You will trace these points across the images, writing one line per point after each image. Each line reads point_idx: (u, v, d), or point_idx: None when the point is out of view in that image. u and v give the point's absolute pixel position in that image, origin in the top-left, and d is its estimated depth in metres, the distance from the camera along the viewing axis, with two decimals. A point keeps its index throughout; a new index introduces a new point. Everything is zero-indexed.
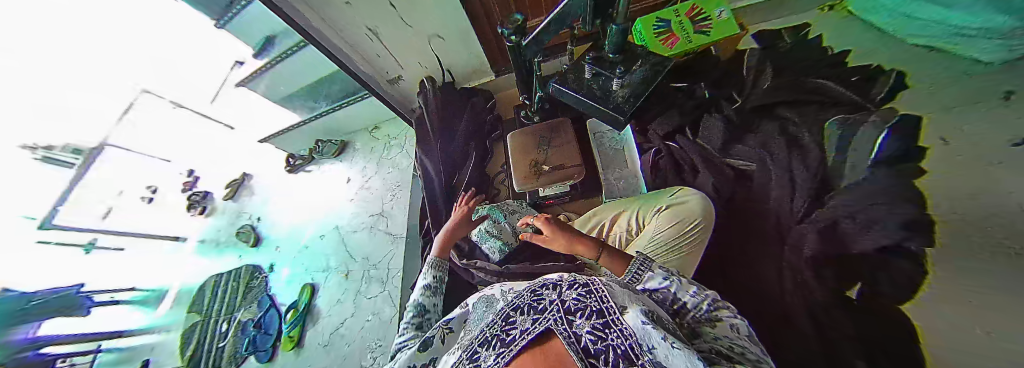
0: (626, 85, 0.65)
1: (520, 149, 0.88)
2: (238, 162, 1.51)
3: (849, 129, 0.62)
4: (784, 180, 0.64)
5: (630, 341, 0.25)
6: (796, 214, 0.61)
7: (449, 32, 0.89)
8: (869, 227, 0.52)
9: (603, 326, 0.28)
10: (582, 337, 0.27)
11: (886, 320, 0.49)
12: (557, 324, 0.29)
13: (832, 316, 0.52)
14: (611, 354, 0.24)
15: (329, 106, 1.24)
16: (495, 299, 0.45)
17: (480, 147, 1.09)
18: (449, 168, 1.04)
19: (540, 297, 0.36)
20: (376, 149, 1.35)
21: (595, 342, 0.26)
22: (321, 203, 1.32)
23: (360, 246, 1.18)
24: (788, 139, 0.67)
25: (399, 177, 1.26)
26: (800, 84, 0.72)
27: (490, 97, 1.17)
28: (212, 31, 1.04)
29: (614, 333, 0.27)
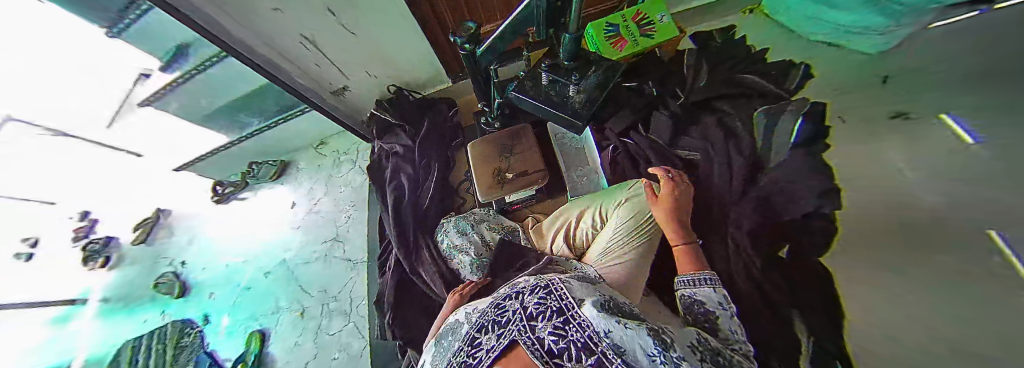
0: (582, 90, 0.67)
1: (481, 158, 0.87)
2: (150, 198, 1.22)
3: (772, 117, 0.69)
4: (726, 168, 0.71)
5: (586, 331, 0.33)
6: (735, 192, 0.68)
7: (397, 40, 0.85)
8: (794, 199, 0.60)
9: (563, 325, 0.34)
10: (547, 340, 0.33)
11: (807, 271, 0.57)
12: (523, 335, 0.34)
13: (771, 278, 0.59)
14: (574, 349, 0.31)
15: (262, 123, 1.10)
16: (458, 320, 0.48)
17: (441, 156, 1.05)
18: (411, 183, 1.00)
19: (502, 308, 0.40)
20: (325, 167, 1.24)
21: (557, 342, 0.32)
22: (262, 233, 1.18)
23: (314, 278, 1.07)
24: (725, 130, 0.74)
25: (354, 196, 1.18)
26: (730, 81, 0.80)
27: (452, 104, 1.14)
28: (102, 42, 0.81)
29: (572, 327, 0.34)
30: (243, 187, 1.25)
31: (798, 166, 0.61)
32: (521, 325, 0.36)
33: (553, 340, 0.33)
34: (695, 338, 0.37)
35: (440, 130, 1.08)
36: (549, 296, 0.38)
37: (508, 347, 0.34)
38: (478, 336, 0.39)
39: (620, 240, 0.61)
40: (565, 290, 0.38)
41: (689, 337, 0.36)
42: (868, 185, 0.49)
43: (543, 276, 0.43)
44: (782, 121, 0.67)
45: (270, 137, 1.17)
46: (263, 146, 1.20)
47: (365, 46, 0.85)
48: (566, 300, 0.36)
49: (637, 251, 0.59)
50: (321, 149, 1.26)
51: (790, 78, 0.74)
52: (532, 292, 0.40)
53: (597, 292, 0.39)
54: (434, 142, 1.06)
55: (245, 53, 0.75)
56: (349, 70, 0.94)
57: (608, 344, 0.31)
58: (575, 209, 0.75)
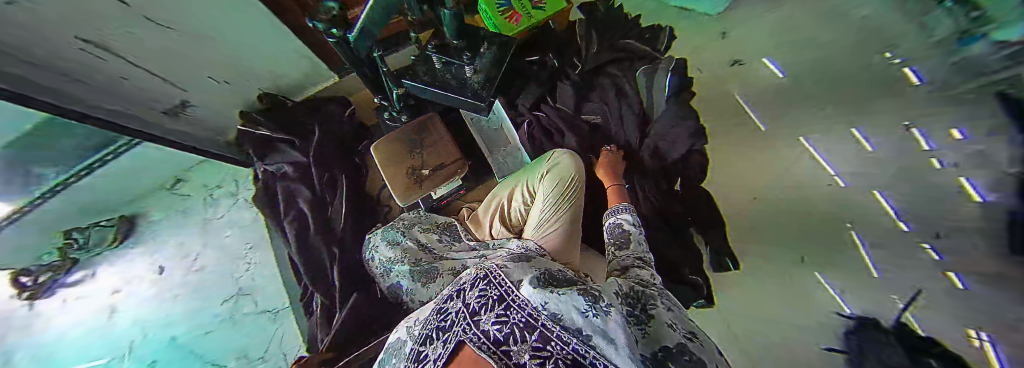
0: (478, 70, 0.65)
1: (390, 159, 0.80)
2: None
3: (650, 76, 0.79)
4: (626, 127, 0.80)
5: (525, 310, 0.33)
6: (632, 145, 0.78)
7: (247, 29, 0.68)
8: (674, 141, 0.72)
9: (504, 312, 0.33)
10: (492, 331, 0.32)
11: (694, 196, 0.70)
12: (468, 333, 0.32)
13: (671, 208, 0.72)
14: (518, 331, 0.31)
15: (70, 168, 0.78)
16: (398, 337, 0.42)
17: (348, 166, 0.92)
18: (314, 204, 0.87)
19: (443, 312, 0.37)
20: (193, 211, 0.96)
21: (503, 330, 0.32)
22: (123, 319, 0.84)
23: (225, 347, 0.84)
24: (618, 92, 0.82)
25: (247, 236, 0.95)
26: (615, 46, 0.87)
27: (345, 102, 0.97)
28: None
29: (513, 310, 0.33)
30: (71, 267, 0.86)
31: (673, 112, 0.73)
32: (465, 324, 0.34)
33: (498, 328, 0.32)
34: (616, 285, 0.38)
35: (338, 135, 0.93)
36: (488, 285, 0.36)
37: (456, 350, 0.32)
38: (421, 348, 0.36)
39: (549, 209, 0.62)
40: (503, 275, 0.37)
41: (612, 287, 0.37)
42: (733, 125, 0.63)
43: (478, 266, 0.40)
44: (658, 75, 0.78)
45: (84, 189, 0.83)
46: (88, 204, 0.86)
47: (196, 44, 0.66)
48: (505, 285, 0.35)
49: (565, 218, 0.61)
50: (179, 189, 0.98)
51: (661, 37, 0.82)
52: (471, 286, 0.38)
53: (532, 268, 0.39)
54: (335, 151, 0.91)
55: (30, 92, 0.53)
56: (186, 81, 0.73)
57: (547, 315, 0.32)
58: (505, 190, 0.74)
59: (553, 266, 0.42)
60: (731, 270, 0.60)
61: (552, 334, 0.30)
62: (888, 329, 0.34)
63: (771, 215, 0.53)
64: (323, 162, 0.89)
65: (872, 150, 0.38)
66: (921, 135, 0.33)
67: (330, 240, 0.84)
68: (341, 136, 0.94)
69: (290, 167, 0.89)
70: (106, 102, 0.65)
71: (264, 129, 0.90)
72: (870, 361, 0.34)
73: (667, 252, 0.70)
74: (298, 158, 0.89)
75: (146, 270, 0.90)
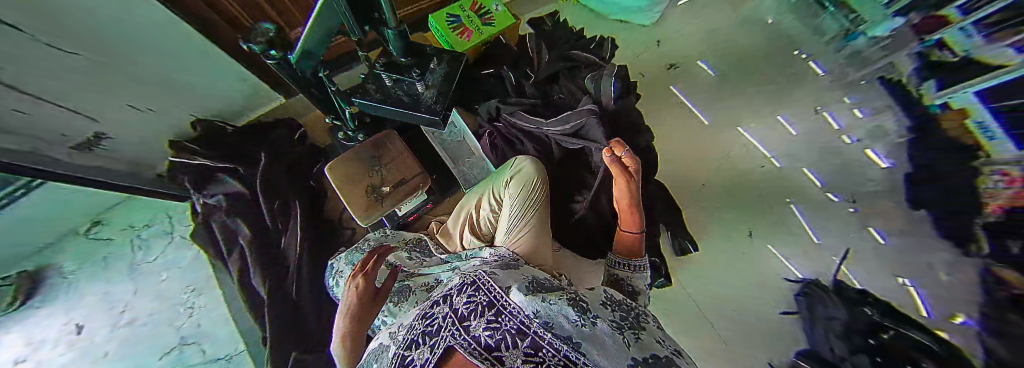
0: (433, 86, 0.66)
1: (347, 180, 0.76)
2: None
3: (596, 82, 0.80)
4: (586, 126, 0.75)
5: (517, 318, 0.29)
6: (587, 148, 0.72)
7: (149, 34, 0.62)
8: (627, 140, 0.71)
9: (496, 319, 0.29)
10: (482, 338, 0.27)
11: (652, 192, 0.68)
12: (457, 339, 0.28)
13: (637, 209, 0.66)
14: (508, 338, 0.27)
15: None
16: (382, 339, 0.37)
17: (303, 190, 0.86)
18: (267, 235, 0.80)
19: (429, 317, 0.32)
20: (116, 256, 0.84)
21: (493, 337, 0.27)
22: None
23: None
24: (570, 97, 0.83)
25: (188, 277, 0.85)
26: (564, 57, 0.90)
27: (294, 125, 0.94)
28: None
29: (505, 317, 0.29)
30: None
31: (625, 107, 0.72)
32: (453, 330, 0.29)
33: (489, 334, 0.27)
34: (604, 294, 0.37)
35: (290, 159, 0.88)
36: (477, 291, 0.33)
37: (444, 358, 0.27)
38: (407, 353, 0.30)
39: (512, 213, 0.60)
40: (490, 282, 0.34)
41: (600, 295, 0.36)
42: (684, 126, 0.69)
43: (463, 274, 0.37)
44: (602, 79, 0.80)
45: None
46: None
47: (109, 67, 0.62)
48: (494, 292, 0.32)
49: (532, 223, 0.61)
50: (96, 232, 0.85)
51: (606, 47, 0.87)
52: (459, 292, 0.34)
53: (523, 276, 0.37)
54: (285, 177, 0.86)
55: None
56: (99, 110, 0.67)
57: (539, 323, 0.28)
58: (473, 200, 0.73)
59: (541, 274, 0.40)
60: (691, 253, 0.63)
61: (542, 341, 0.26)
62: (829, 287, 0.37)
63: (719, 198, 0.59)
64: (277, 189, 0.84)
65: (794, 133, 0.47)
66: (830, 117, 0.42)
67: (284, 272, 0.77)
68: (292, 160, 0.88)
69: (232, 197, 0.82)
70: (12, 143, 0.56)
71: (202, 158, 0.82)
72: (818, 319, 0.36)
73: None
74: (240, 190, 0.82)
75: (59, 332, 0.76)
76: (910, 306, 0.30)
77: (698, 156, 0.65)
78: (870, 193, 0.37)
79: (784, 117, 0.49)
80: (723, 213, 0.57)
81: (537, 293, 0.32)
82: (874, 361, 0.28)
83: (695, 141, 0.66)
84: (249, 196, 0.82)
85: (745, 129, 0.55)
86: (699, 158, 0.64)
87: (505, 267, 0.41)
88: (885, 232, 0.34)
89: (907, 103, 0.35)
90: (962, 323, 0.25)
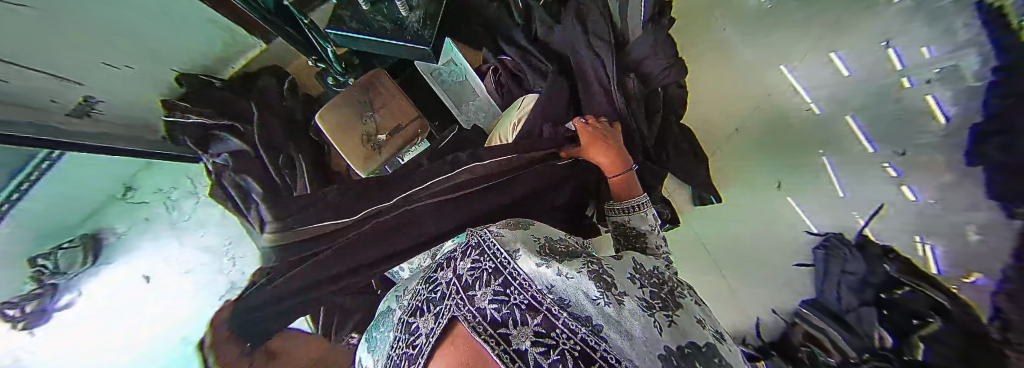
0: (416, 7, 0.65)
1: (340, 131, 0.74)
2: None
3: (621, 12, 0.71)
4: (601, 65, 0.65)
5: (529, 291, 0.31)
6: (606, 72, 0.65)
7: None
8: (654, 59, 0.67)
9: (502, 290, 0.32)
10: (488, 310, 0.30)
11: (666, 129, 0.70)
12: (461, 310, 0.32)
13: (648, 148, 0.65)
14: (518, 313, 0.30)
15: None
16: (389, 304, 0.44)
17: (304, 145, 0.84)
18: (274, 193, 0.81)
19: (433, 284, 0.38)
20: (154, 218, 0.87)
21: (499, 310, 0.30)
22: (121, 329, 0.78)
23: None
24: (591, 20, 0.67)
25: (225, 232, 0.95)
26: None
27: (280, 75, 0.90)
28: None
29: (514, 291, 0.32)
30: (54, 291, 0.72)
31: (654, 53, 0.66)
32: (457, 299, 0.33)
33: (495, 308, 0.30)
34: (633, 265, 0.38)
35: (284, 114, 0.85)
36: (482, 258, 0.36)
37: (447, 326, 0.32)
38: (412, 320, 0.36)
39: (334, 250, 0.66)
40: (496, 247, 0.37)
41: (627, 267, 0.37)
42: (715, 59, 0.63)
43: (467, 236, 0.41)
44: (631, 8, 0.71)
45: None
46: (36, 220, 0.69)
47: (65, 22, 0.55)
48: (499, 258, 0.35)
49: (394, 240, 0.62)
50: (134, 196, 0.86)
51: None
52: (465, 257, 0.38)
53: (535, 238, 0.39)
54: (282, 132, 0.83)
55: None
56: (76, 73, 0.62)
57: (552, 299, 0.31)
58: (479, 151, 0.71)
59: (552, 232, 0.42)
60: (712, 203, 0.63)
61: (557, 320, 0.28)
62: (850, 241, 0.39)
63: (751, 144, 0.56)
64: (277, 144, 0.82)
65: (847, 74, 0.40)
66: (896, 55, 0.34)
67: None
68: (283, 112, 0.85)
69: (236, 156, 0.80)
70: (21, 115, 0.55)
71: (198, 115, 0.80)
72: (831, 274, 0.39)
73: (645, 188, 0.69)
74: (242, 148, 0.81)
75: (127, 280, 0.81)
76: (921, 262, 0.31)
77: (735, 98, 0.59)
78: (917, 145, 0.32)
79: (839, 56, 0.41)
80: (762, 169, 0.54)
81: (548, 261, 0.34)
82: (885, 314, 0.32)
83: (733, 80, 0.60)
84: (249, 154, 0.81)
85: (790, 70, 0.49)
86: (734, 103, 0.60)
87: (515, 225, 0.42)
88: (919, 189, 0.32)
89: (997, 35, 0.25)
90: (972, 282, 0.26)
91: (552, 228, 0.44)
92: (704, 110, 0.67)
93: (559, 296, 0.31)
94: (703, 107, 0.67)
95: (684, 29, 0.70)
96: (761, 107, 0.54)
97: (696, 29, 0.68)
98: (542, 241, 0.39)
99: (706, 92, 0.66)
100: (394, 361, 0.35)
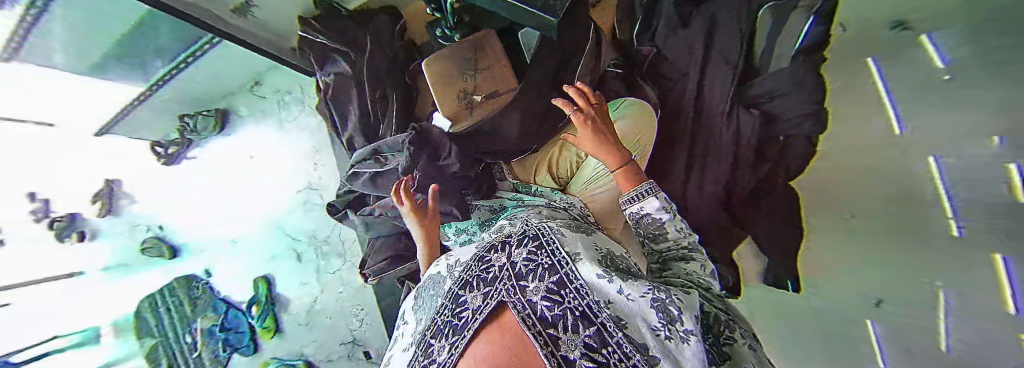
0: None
1: (440, 79, 0.80)
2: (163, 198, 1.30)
3: (768, 48, 0.64)
4: (715, 98, 0.72)
5: (585, 299, 0.32)
6: (723, 104, 0.71)
7: None
8: (779, 95, 0.64)
9: (556, 290, 0.33)
10: (538, 306, 0.32)
11: (770, 177, 0.68)
12: (511, 297, 0.33)
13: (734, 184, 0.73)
14: (569, 318, 0.31)
15: (169, 64, 1.02)
16: (439, 271, 0.47)
17: (398, 86, 0.90)
18: (363, 122, 0.89)
19: (485, 265, 0.40)
20: (270, 111, 1.21)
21: (552, 308, 0.31)
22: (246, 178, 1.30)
23: (299, 228, 1.25)
24: (725, 48, 0.70)
25: (314, 140, 1.20)
26: None
27: (398, 16, 0.94)
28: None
29: (570, 294, 0.33)
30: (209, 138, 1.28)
31: (790, 98, 0.63)
32: (508, 285, 0.35)
33: (546, 306, 0.32)
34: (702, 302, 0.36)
35: (390, 52, 0.91)
36: (538, 254, 0.38)
37: (495, 309, 0.33)
38: (460, 293, 0.39)
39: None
40: (557, 246, 0.39)
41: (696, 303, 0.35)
42: (859, 127, 0.53)
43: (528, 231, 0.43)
44: (782, 40, 0.62)
45: (199, 77, 1.10)
46: (217, 82, 1.14)
47: None
48: (557, 257, 0.37)
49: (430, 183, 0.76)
50: (257, 90, 1.21)
51: None
52: (521, 246, 0.41)
53: (596, 249, 0.41)
54: (385, 68, 0.90)
55: None
56: None
57: (608, 317, 0.30)
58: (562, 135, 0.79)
59: (616, 248, 0.45)
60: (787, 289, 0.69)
61: (610, 338, 0.29)
62: None
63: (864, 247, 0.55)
64: (378, 78, 0.89)
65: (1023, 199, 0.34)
66: (1019, 174, 0.34)
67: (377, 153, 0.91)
68: (391, 52, 0.91)
69: (341, 78, 0.90)
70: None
71: (323, 36, 0.89)
72: None
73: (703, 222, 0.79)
74: (346, 72, 0.90)
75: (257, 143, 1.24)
76: None
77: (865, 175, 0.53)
78: None
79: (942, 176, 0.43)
80: (880, 270, 0.53)
81: (607, 273, 0.35)
82: None
83: (878, 168, 0.51)
84: (353, 82, 0.89)
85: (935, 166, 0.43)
86: (859, 180, 0.54)
87: (576, 229, 0.46)
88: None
89: None
90: None
91: (614, 243, 0.47)
92: (837, 183, 0.57)
93: (615, 314, 0.31)
94: (836, 183, 0.57)
95: (843, 56, 0.54)
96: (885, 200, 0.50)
97: (858, 61, 0.52)
98: (600, 251, 0.41)
99: (846, 171, 0.56)
100: (438, 325, 0.37)
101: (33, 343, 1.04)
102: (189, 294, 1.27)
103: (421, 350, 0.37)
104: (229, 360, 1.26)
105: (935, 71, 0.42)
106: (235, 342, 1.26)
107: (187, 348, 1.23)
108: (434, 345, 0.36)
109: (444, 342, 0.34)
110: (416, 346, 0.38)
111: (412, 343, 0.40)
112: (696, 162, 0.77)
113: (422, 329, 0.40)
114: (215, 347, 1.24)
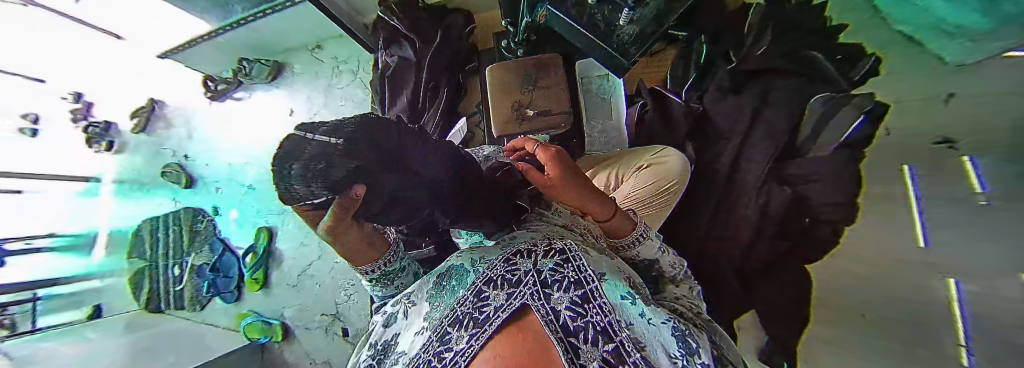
0: (635, 22, 0.72)
1: (499, 87, 0.83)
2: (196, 130, 1.38)
3: (814, 135, 0.77)
4: (753, 167, 0.87)
5: (607, 316, 0.33)
6: (757, 181, 0.86)
7: None
8: (806, 180, 0.77)
9: (578, 304, 0.33)
10: (562, 314, 0.31)
11: (794, 246, 0.77)
12: (536, 302, 0.32)
13: (756, 247, 0.85)
14: (590, 331, 0.30)
15: (246, 12, 1.06)
16: (462, 263, 0.46)
17: (452, 81, 0.97)
18: (411, 108, 0.93)
19: (511, 265, 0.38)
20: (323, 74, 1.27)
21: (573, 318, 0.31)
22: (274, 130, 1.33)
23: None
24: (770, 126, 0.85)
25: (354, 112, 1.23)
26: (795, 55, 0.82)
27: (470, 19, 1.01)
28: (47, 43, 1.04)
29: (591, 312, 0.33)
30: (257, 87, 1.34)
31: (825, 187, 0.72)
32: (533, 290, 0.34)
33: (569, 315, 0.31)
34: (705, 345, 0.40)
35: (452, 49, 0.97)
36: (564, 269, 0.37)
37: (513, 313, 0.31)
38: (483, 289, 0.37)
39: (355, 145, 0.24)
40: (582, 264, 0.39)
41: (704, 350, 0.39)
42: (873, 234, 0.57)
43: (552, 243, 0.42)
44: (827, 133, 0.73)
45: (266, 31, 1.15)
46: (282, 38, 1.20)
47: None
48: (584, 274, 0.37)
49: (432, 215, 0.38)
50: (317, 54, 1.28)
51: (858, 67, 0.68)
52: (546, 257, 0.39)
53: (619, 273, 0.44)
54: (446, 63, 0.96)
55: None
56: None
57: (625, 337, 0.32)
58: (595, 163, 0.85)
59: (635, 278, 0.47)
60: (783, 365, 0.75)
61: (629, 357, 0.29)
62: None
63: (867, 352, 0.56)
64: (437, 71, 0.94)
65: None
66: None
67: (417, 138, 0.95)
68: (455, 51, 0.98)
69: (402, 62, 0.95)
70: None
71: (398, 20, 0.94)
72: None
73: (716, 275, 0.91)
74: (409, 57, 0.94)
75: (306, 102, 1.29)
76: None
77: (893, 281, 0.52)
78: None
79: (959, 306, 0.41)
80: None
81: (627, 300, 0.38)
82: None
83: (902, 281, 0.50)
84: (413, 68, 0.94)
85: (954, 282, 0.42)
86: (879, 289, 0.55)
87: (599, 252, 0.47)
88: None
89: None
90: None
91: (631, 271, 0.47)
92: (861, 285, 0.59)
93: (634, 337, 0.33)
94: (862, 283, 0.59)
95: (879, 157, 0.60)
96: (904, 312, 0.50)
97: (887, 166, 0.59)
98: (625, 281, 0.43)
99: (864, 280, 0.58)
100: (456, 315, 0.36)
101: (35, 236, 1.02)
102: (192, 226, 1.29)
103: (437, 335, 0.35)
104: (206, 302, 1.28)
105: (972, 193, 0.40)
106: (222, 286, 1.26)
107: (171, 280, 1.26)
108: (451, 333, 0.33)
109: (462, 332, 0.31)
110: (432, 331, 0.37)
111: (427, 328, 0.40)
112: (722, 213, 0.92)
113: (439, 317, 0.39)
114: (201, 287, 1.25)
